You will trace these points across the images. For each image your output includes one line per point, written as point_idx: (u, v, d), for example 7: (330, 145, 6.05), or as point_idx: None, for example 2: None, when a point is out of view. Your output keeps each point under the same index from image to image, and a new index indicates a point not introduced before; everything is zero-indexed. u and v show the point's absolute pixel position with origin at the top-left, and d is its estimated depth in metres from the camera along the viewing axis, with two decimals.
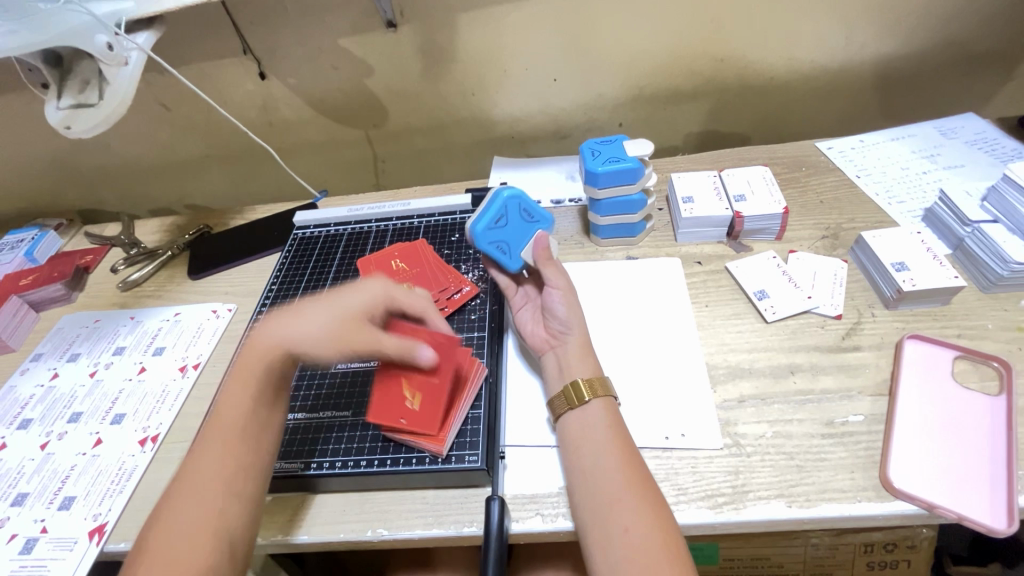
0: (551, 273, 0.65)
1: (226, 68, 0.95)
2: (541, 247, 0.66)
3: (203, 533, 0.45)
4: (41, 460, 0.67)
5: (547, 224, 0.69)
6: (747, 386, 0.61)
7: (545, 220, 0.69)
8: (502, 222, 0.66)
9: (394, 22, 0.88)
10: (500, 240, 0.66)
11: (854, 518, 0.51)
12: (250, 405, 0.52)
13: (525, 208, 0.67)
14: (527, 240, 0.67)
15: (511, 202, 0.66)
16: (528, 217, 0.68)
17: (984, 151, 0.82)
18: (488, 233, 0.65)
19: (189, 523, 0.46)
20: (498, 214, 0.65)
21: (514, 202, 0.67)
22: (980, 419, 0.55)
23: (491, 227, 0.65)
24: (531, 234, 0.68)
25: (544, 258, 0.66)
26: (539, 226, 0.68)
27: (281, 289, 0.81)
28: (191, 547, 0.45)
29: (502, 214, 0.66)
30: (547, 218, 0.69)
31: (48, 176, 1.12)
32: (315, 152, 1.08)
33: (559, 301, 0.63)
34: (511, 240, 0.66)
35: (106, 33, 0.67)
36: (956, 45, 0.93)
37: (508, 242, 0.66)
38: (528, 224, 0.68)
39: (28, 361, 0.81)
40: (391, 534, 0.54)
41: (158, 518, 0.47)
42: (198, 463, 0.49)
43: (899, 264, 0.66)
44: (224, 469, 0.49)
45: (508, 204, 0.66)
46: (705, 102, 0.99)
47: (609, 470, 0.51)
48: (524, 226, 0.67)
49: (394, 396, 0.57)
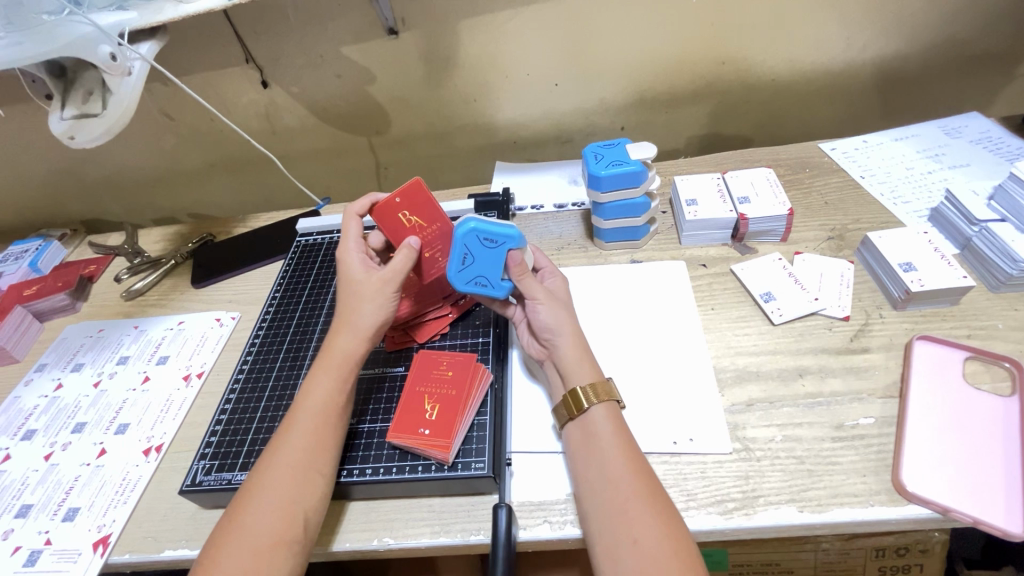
0: (527, 286, 0.62)
1: (229, 77, 0.95)
2: (514, 263, 0.62)
3: (270, 541, 0.47)
4: (46, 471, 0.67)
5: (515, 240, 0.62)
6: (755, 389, 0.60)
7: (512, 237, 0.62)
8: (468, 260, 0.62)
9: (396, 29, 0.88)
10: (476, 276, 0.63)
11: (867, 522, 0.50)
12: (308, 442, 0.53)
13: (484, 236, 0.62)
14: (503, 264, 0.63)
15: (470, 236, 0.62)
16: (491, 244, 0.62)
17: (989, 150, 0.82)
18: (462, 274, 0.63)
19: (255, 533, 0.48)
20: (461, 255, 0.62)
21: (473, 235, 0.62)
22: (993, 421, 0.54)
23: (461, 269, 0.63)
24: (504, 256, 0.62)
25: (520, 274, 0.62)
26: (508, 247, 0.62)
27: (284, 297, 0.80)
28: (259, 555, 0.47)
29: (466, 253, 0.62)
30: (514, 235, 0.62)
31: (51, 187, 1.13)
32: (318, 159, 1.08)
33: (541, 314, 0.61)
34: (487, 270, 0.63)
35: (110, 44, 0.67)
36: (958, 44, 0.92)
37: (485, 274, 0.63)
38: (494, 250, 0.62)
39: (32, 371, 0.81)
40: (398, 543, 0.54)
41: (215, 544, 0.48)
42: (259, 497, 0.50)
43: (906, 265, 0.65)
44: (282, 503, 0.50)
45: (467, 240, 0.62)
46: (707, 105, 0.99)
47: (617, 479, 0.50)
48: (493, 253, 0.62)
49: (414, 410, 0.59)
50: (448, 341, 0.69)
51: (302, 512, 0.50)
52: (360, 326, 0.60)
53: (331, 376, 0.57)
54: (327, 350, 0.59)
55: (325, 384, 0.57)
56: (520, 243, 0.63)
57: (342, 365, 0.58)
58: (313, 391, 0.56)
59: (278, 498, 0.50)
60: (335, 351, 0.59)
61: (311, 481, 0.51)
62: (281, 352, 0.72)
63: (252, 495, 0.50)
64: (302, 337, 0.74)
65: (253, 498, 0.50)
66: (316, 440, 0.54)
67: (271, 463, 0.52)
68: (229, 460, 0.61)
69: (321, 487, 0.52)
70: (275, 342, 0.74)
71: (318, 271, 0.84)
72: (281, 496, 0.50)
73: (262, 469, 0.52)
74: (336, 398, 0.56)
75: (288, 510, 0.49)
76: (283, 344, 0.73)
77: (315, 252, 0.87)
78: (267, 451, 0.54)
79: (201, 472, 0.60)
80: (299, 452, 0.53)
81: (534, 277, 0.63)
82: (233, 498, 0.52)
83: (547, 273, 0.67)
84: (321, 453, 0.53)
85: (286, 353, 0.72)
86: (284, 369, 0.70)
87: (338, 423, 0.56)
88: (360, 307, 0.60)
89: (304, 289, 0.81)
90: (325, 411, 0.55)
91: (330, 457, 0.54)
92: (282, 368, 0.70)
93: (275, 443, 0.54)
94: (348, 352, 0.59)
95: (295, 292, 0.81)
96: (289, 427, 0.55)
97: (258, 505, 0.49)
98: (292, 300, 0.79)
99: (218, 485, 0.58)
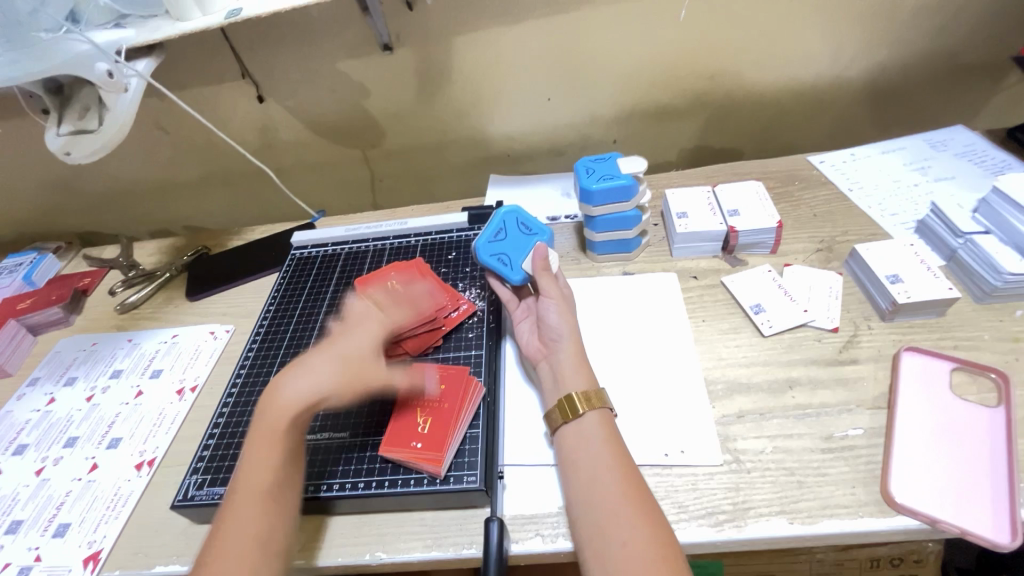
0: (546, 283, 0.66)
1: (225, 92, 0.96)
2: (538, 256, 0.67)
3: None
4: (37, 487, 0.67)
5: (546, 236, 0.71)
6: (746, 401, 0.61)
7: (543, 231, 0.72)
8: (501, 236, 0.70)
9: (390, 45, 0.89)
10: (503, 252, 0.69)
11: (856, 534, 0.50)
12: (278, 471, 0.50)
13: (522, 222, 0.72)
14: (527, 252, 0.69)
15: (509, 217, 0.72)
16: (525, 230, 0.71)
17: (974, 162, 0.83)
18: (490, 246, 0.69)
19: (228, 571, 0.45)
20: (497, 229, 0.70)
21: (511, 217, 0.72)
22: (980, 431, 0.54)
23: (492, 241, 0.69)
24: (530, 246, 0.70)
25: (541, 268, 0.67)
26: (537, 238, 0.71)
27: (278, 310, 0.81)
28: None
29: (501, 229, 0.71)
30: (545, 231, 0.72)
31: (47, 200, 1.13)
32: (313, 172, 1.09)
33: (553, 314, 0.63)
34: (512, 252, 0.69)
35: (106, 61, 0.67)
36: (942, 59, 0.94)
37: (509, 255, 0.69)
38: (524, 235, 0.71)
39: (25, 385, 0.81)
40: (390, 557, 0.54)
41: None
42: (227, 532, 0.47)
43: (893, 276, 0.66)
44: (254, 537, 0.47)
45: (506, 218, 0.71)
46: (697, 118, 1.01)
47: (605, 482, 0.50)
48: (522, 239, 0.70)
49: (406, 423, 0.59)
50: (441, 354, 0.69)
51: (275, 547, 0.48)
52: (304, 388, 0.53)
53: (271, 443, 0.51)
54: (263, 414, 0.52)
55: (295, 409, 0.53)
56: (548, 241, 0.71)
57: (281, 427, 0.51)
58: (253, 463, 0.50)
59: (249, 532, 0.47)
60: (273, 413, 0.52)
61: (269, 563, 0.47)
62: (274, 365, 0.72)
63: (223, 529, 0.47)
64: (295, 351, 0.74)
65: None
66: (263, 516, 0.48)
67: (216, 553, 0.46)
68: (221, 475, 0.60)
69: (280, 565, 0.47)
70: (269, 355, 0.74)
71: (312, 284, 0.84)
72: (251, 531, 0.47)
73: (232, 502, 0.49)
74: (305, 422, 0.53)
75: (258, 547, 0.47)
76: (276, 357, 0.73)
77: (310, 265, 0.88)
78: (212, 534, 0.48)
79: (192, 486, 0.60)
80: (268, 484, 0.50)
81: (553, 278, 0.67)
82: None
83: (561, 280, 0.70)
84: (274, 530, 0.48)
85: (279, 366, 0.72)
86: None
87: (288, 492, 0.51)
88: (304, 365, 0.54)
89: (298, 302, 0.81)
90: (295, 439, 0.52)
91: (284, 532, 0.49)
92: None
93: (218, 524, 0.48)
94: (287, 415, 0.52)
95: (289, 305, 0.81)
96: (231, 508, 0.49)
97: (228, 543, 0.47)
98: (286, 313, 0.80)
99: (210, 500, 0.58)
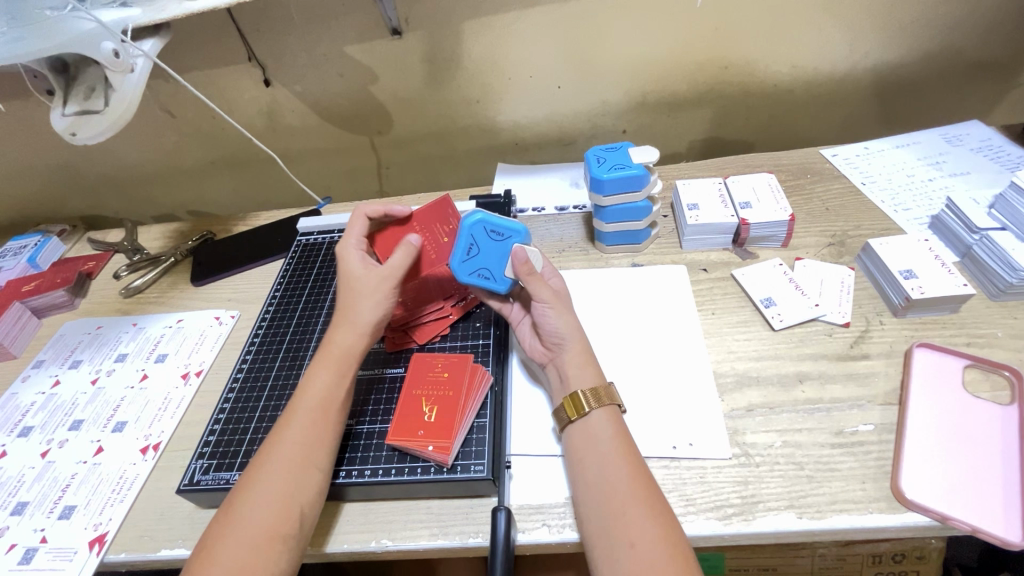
0: (535, 288, 0.62)
1: (232, 75, 0.95)
2: (519, 261, 0.62)
3: (266, 535, 0.47)
4: (42, 469, 0.66)
5: (520, 235, 0.65)
6: (755, 395, 0.60)
7: (517, 232, 0.65)
8: (474, 251, 0.64)
9: (399, 29, 0.88)
10: (481, 267, 0.65)
11: (866, 529, 0.50)
12: (305, 438, 0.53)
13: (492, 229, 0.64)
14: (506, 258, 0.65)
15: (477, 228, 0.64)
16: (497, 237, 0.64)
17: (989, 158, 0.82)
18: (465, 265, 0.64)
19: (255, 520, 0.48)
20: (467, 245, 0.64)
21: (480, 227, 0.64)
22: (992, 429, 0.54)
23: (465, 260, 0.64)
24: (508, 251, 0.65)
25: (525, 274, 0.62)
26: (513, 242, 0.65)
27: (284, 295, 0.80)
28: (253, 547, 0.46)
29: (472, 244, 0.64)
30: (519, 230, 0.65)
31: (51, 183, 1.12)
32: (318, 158, 1.08)
33: (549, 319, 0.61)
34: (489, 263, 0.64)
35: (112, 40, 0.67)
36: (959, 54, 0.93)
37: (489, 267, 0.64)
38: (499, 244, 0.65)
39: (30, 367, 0.81)
40: (395, 545, 0.53)
41: (206, 542, 0.48)
42: (252, 493, 0.50)
43: (907, 272, 0.65)
44: (281, 490, 0.50)
45: (475, 230, 0.64)
46: (708, 110, 1.00)
47: (616, 483, 0.50)
48: (498, 248, 0.64)
49: (412, 413, 0.58)
50: (448, 342, 0.69)
51: (297, 507, 0.49)
52: (359, 322, 0.60)
53: (329, 372, 0.57)
54: (326, 347, 0.59)
55: (323, 378, 0.57)
56: (524, 239, 0.66)
57: (342, 360, 0.58)
58: (314, 386, 0.57)
59: (275, 489, 0.50)
60: (336, 347, 0.59)
61: (308, 475, 0.51)
62: (280, 353, 0.72)
63: (250, 488, 0.50)
64: (301, 338, 0.73)
65: (248, 494, 0.50)
66: (290, 484, 0.50)
67: (243, 509, 0.49)
68: (227, 460, 0.60)
69: (318, 481, 0.52)
70: (274, 343, 0.73)
71: (318, 270, 0.83)
72: (276, 490, 0.50)
73: (261, 461, 0.52)
74: (334, 394, 0.56)
75: (284, 504, 0.49)
76: (283, 343, 0.73)
77: (316, 251, 0.87)
78: (264, 445, 0.54)
79: (198, 471, 0.60)
80: (296, 447, 0.52)
81: (541, 279, 0.63)
82: (232, 490, 0.51)
83: (549, 273, 0.67)
84: (319, 445, 0.53)
85: (285, 352, 0.72)
86: (284, 368, 0.70)
87: (338, 417, 0.56)
88: (359, 302, 0.61)
89: (304, 288, 0.81)
90: (324, 404, 0.55)
91: (328, 449, 0.54)
92: (280, 370, 0.70)
93: (272, 439, 0.54)
94: (349, 349, 0.59)
95: (295, 291, 0.81)
96: (257, 471, 0.51)
97: (253, 499, 0.49)
98: (292, 298, 0.80)
99: (216, 485, 0.58)
